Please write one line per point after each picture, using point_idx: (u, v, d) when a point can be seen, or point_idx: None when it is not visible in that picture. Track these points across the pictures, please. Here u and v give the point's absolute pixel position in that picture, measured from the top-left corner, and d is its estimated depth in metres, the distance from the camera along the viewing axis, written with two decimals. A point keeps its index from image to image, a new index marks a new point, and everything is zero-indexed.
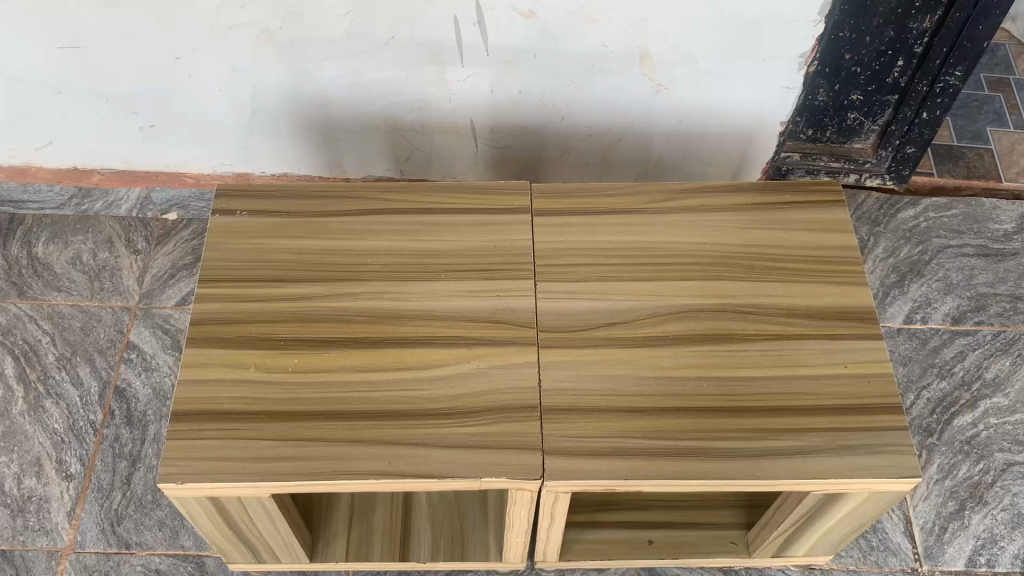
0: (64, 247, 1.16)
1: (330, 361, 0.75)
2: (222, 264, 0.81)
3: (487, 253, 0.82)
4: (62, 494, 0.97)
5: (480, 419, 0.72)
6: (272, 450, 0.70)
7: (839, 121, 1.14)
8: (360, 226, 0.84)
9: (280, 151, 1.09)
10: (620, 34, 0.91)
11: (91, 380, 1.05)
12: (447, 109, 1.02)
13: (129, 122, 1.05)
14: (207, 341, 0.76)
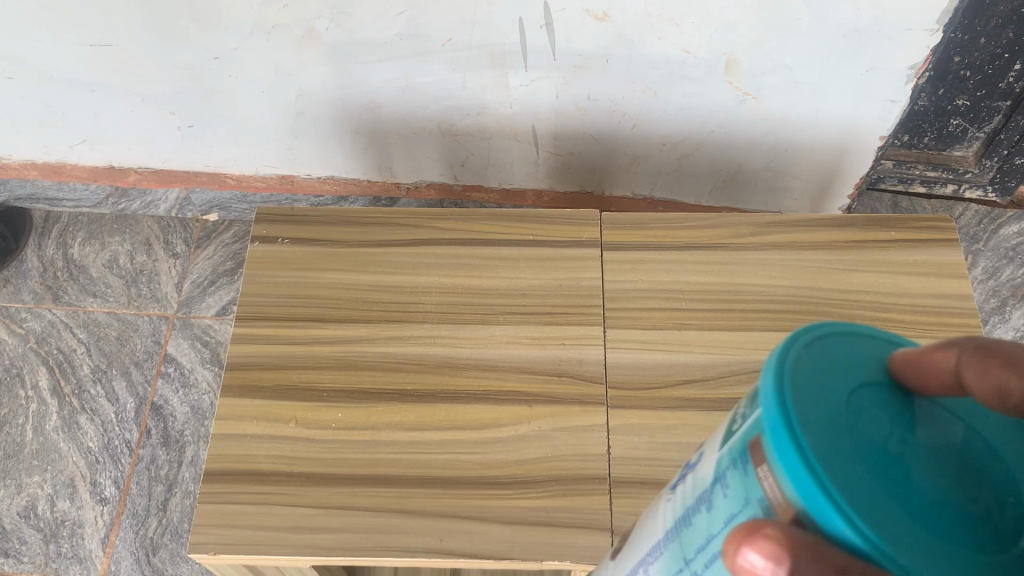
0: (101, 249, 1.11)
1: (377, 417, 0.68)
2: (261, 299, 0.74)
3: (551, 294, 0.74)
4: (96, 519, 0.93)
5: (542, 491, 0.64)
6: (312, 520, 0.63)
7: (939, 128, 1.02)
8: (412, 259, 0.76)
9: (326, 154, 1.01)
10: (705, 39, 0.80)
11: (127, 396, 1.00)
12: (508, 115, 0.93)
13: (167, 122, 0.98)
14: (245, 390, 0.69)
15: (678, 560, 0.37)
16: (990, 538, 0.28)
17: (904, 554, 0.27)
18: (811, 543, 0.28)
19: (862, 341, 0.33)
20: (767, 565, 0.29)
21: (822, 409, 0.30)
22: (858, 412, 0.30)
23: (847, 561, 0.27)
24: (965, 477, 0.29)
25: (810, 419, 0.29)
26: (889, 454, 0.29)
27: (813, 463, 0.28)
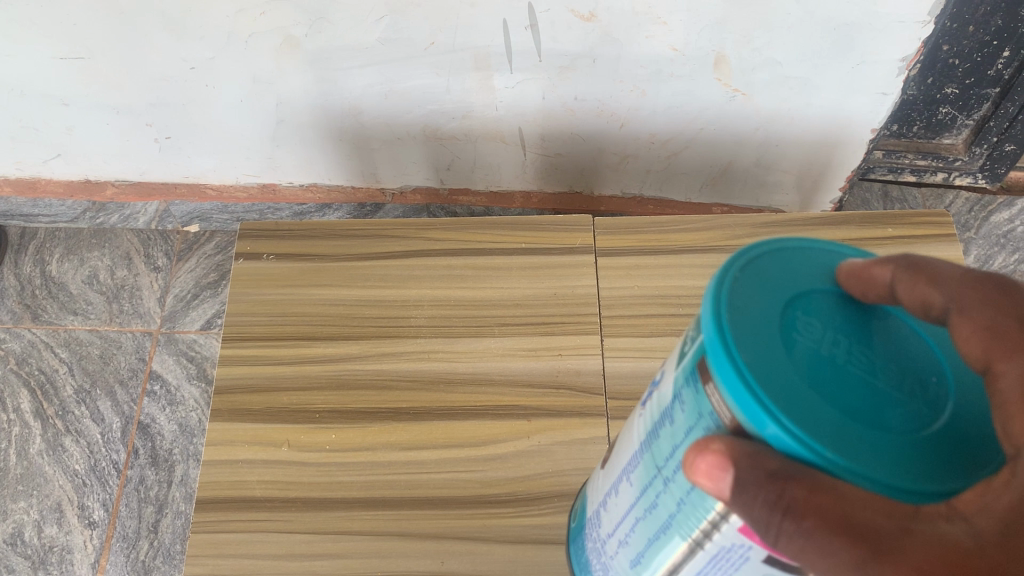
0: (80, 265, 1.08)
1: (373, 437, 0.66)
2: (248, 318, 0.72)
3: (545, 303, 0.72)
4: (86, 543, 0.90)
5: (544, 507, 0.63)
6: (310, 546, 0.62)
7: (928, 117, 0.99)
8: (401, 272, 0.74)
9: (309, 162, 0.99)
10: (693, 37, 0.79)
11: (113, 416, 0.97)
12: (493, 117, 0.91)
13: (144, 134, 0.95)
14: (235, 413, 0.67)
15: (649, 471, 0.36)
16: (920, 430, 0.29)
17: (838, 450, 0.28)
18: (755, 453, 0.29)
19: (796, 266, 0.34)
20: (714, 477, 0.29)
21: (748, 311, 0.31)
22: (785, 321, 0.31)
23: (781, 463, 0.28)
24: (893, 377, 0.30)
25: (736, 318, 0.31)
26: (815, 352, 0.30)
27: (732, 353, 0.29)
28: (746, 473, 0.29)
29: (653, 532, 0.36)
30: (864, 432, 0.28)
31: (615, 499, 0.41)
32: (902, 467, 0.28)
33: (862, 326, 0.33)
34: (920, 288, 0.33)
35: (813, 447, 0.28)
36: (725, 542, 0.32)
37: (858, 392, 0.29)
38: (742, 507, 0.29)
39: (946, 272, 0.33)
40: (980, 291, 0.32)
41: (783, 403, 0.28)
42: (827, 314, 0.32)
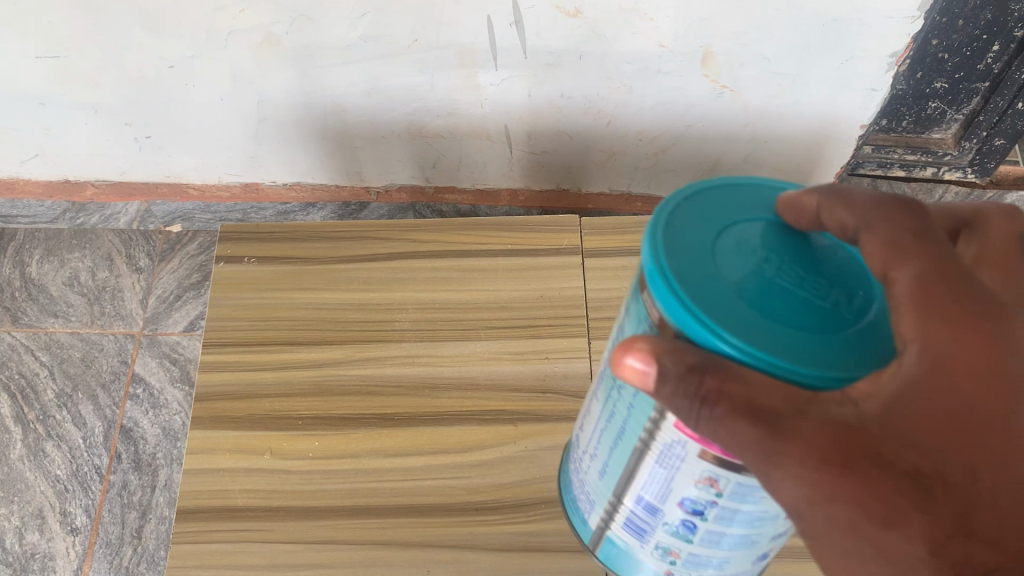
0: (60, 266, 1.06)
1: (357, 444, 0.65)
2: (229, 323, 0.71)
3: (532, 306, 0.71)
4: (68, 550, 0.89)
5: (531, 514, 0.62)
6: (292, 556, 0.60)
7: (917, 112, 0.97)
8: (385, 274, 0.73)
9: (292, 161, 0.98)
10: (680, 32, 0.77)
11: (95, 420, 0.96)
12: (479, 115, 0.90)
13: (123, 133, 0.94)
14: (216, 421, 0.66)
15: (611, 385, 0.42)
16: (829, 327, 0.33)
17: (745, 339, 0.32)
18: (680, 352, 0.33)
19: (739, 198, 0.39)
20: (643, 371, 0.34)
21: (683, 233, 0.36)
22: (714, 241, 0.36)
23: (698, 358, 0.33)
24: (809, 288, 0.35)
25: (671, 239, 0.36)
26: (741, 266, 0.35)
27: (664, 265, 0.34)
28: (668, 367, 0.33)
29: (613, 441, 0.43)
30: (780, 330, 0.33)
31: (589, 418, 0.47)
32: (807, 357, 0.32)
33: (791, 243, 0.37)
34: (839, 212, 0.36)
35: (750, 352, 0.32)
36: (667, 439, 0.38)
37: (785, 299, 0.34)
38: (666, 397, 0.34)
39: (860, 196, 0.36)
40: (893, 211, 0.35)
41: (717, 317, 0.33)
42: (755, 235, 0.37)
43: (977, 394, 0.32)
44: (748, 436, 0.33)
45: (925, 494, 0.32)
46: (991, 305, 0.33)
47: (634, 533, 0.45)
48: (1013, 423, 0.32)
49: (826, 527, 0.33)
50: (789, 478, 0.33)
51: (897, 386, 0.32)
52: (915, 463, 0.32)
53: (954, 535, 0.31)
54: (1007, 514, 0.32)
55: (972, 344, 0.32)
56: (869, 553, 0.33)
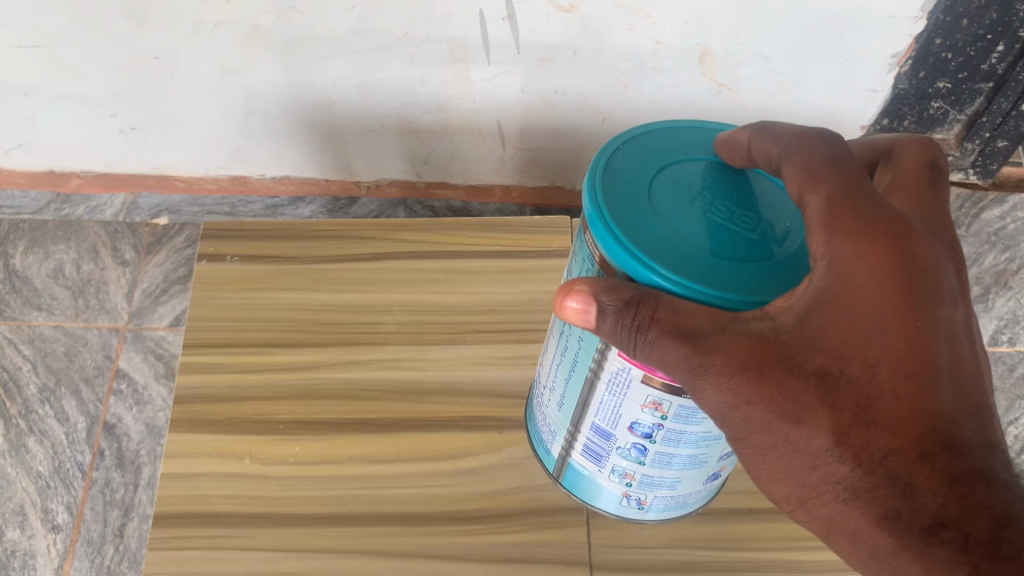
0: (44, 258, 1.05)
1: (339, 450, 0.64)
2: (210, 323, 0.69)
3: (520, 309, 0.70)
4: (49, 548, 0.87)
5: (517, 524, 0.61)
6: (271, 564, 0.59)
7: (919, 112, 0.94)
8: (371, 275, 0.72)
9: (279, 154, 0.96)
10: (678, 29, 0.75)
11: (78, 415, 0.94)
12: (471, 110, 0.88)
13: (108, 124, 0.92)
14: (194, 424, 0.64)
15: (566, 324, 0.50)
16: (747, 257, 0.41)
17: (673, 271, 0.40)
18: (617, 290, 0.41)
19: (676, 147, 0.47)
20: (584, 310, 0.41)
21: (623, 182, 0.44)
22: (649, 189, 0.44)
23: (633, 294, 0.40)
24: (732, 226, 0.43)
25: (612, 188, 0.44)
26: (671, 207, 0.43)
27: (607, 212, 0.42)
28: (607, 304, 0.41)
29: (569, 374, 0.50)
30: (704, 260, 0.41)
31: (547, 359, 0.54)
32: (726, 282, 0.40)
33: (716, 188, 0.45)
34: (764, 147, 0.44)
35: (682, 284, 0.39)
36: (615, 368, 0.46)
37: (710, 236, 0.42)
38: (608, 329, 0.41)
39: (781, 135, 0.44)
40: (808, 148, 0.42)
41: (652, 257, 0.40)
42: (683, 185, 0.45)
43: (880, 303, 0.38)
44: (678, 355, 0.39)
45: (832, 393, 0.38)
46: (894, 225, 0.39)
47: (593, 456, 0.53)
48: (915, 329, 0.38)
49: (747, 427, 0.39)
50: (715, 387, 0.39)
51: (806, 301, 0.39)
52: (824, 366, 0.38)
53: (858, 427, 0.37)
54: (909, 412, 0.37)
55: (875, 259, 0.38)
56: (784, 447, 0.39)
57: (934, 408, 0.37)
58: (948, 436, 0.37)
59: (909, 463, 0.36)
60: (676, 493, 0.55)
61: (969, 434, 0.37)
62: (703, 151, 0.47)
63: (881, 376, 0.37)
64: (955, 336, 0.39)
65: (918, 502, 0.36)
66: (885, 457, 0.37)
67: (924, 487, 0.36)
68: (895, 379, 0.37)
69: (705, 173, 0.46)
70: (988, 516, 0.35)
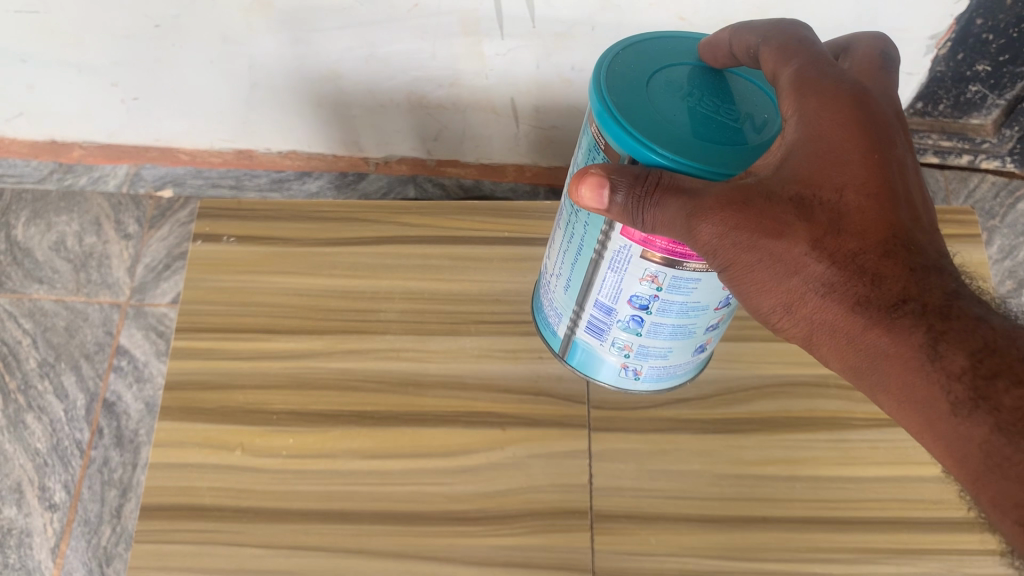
0: (47, 229, 1.02)
1: (333, 443, 0.61)
2: (204, 307, 0.66)
3: (527, 300, 0.67)
4: (46, 527, 0.86)
5: (517, 526, 0.58)
6: (259, 561, 0.56)
7: (955, 95, 0.90)
8: (373, 261, 0.69)
9: (285, 127, 0.93)
10: (703, 5, 0.71)
11: (77, 393, 0.93)
12: (484, 86, 0.84)
13: (110, 93, 0.89)
14: (185, 412, 0.62)
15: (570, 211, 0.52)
16: (737, 139, 0.44)
17: (672, 152, 0.42)
18: (625, 170, 0.42)
19: (664, 46, 0.49)
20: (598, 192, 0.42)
21: (620, 76, 0.46)
22: (644, 81, 0.46)
23: (642, 171, 0.42)
24: (721, 114, 0.45)
25: (612, 81, 0.45)
26: (665, 96, 0.45)
27: (609, 103, 0.44)
28: (618, 181, 0.42)
29: (574, 259, 0.53)
30: (699, 142, 0.43)
31: (553, 247, 0.57)
32: (721, 161, 0.42)
33: (707, 86, 0.47)
34: (743, 35, 0.47)
35: (682, 163, 0.42)
36: (616, 247, 0.48)
37: (702, 123, 0.44)
38: (619, 205, 0.42)
39: (757, 28, 0.47)
40: (784, 34, 0.46)
41: (651, 138, 0.42)
42: (679, 82, 0.47)
43: (846, 141, 0.41)
44: (675, 207, 0.41)
45: (808, 211, 0.40)
46: (859, 90, 0.44)
47: (595, 330, 0.56)
48: (876, 160, 0.41)
49: (736, 253, 0.41)
50: (710, 222, 0.40)
51: (783, 146, 0.42)
52: (799, 192, 0.40)
53: (831, 234, 0.40)
54: (874, 220, 0.40)
55: (837, 109, 0.42)
56: (770, 265, 0.40)
57: (897, 217, 0.40)
58: (908, 239, 0.39)
59: (875, 259, 0.39)
60: (669, 363, 0.58)
61: (927, 243, 0.40)
62: (691, 50, 0.49)
63: (849, 197, 0.40)
64: (912, 175, 0.43)
65: (884, 287, 0.38)
66: (854, 256, 0.39)
67: (889, 276, 0.38)
68: (861, 197, 0.40)
69: (696, 72, 0.48)
70: (943, 293, 0.38)
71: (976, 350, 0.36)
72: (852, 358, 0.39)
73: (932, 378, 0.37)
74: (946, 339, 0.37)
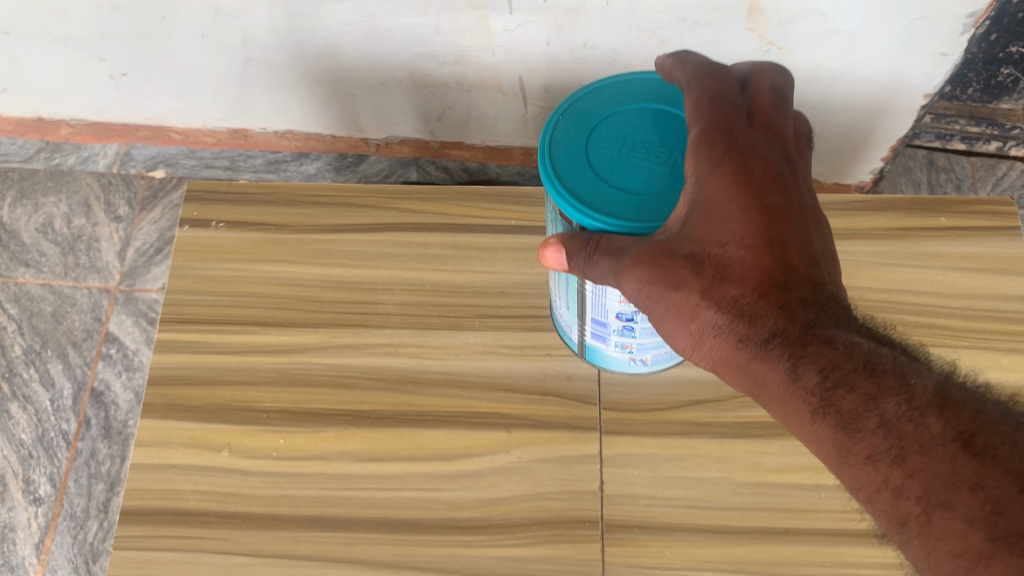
0: (33, 211, 1.00)
1: (327, 444, 0.57)
2: (192, 296, 0.62)
3: (535, 293, 0.63)
4: (30, 521, 0.84)
5: (523, 534, 0.54)
6: (246, 571, 0.53)
7: (986, 79, 0.85)
8: (371, 249, 0.65)
9: (282, 105, 0.89)
10: None
11: (64, 381, 0.91)
12: (489, 64, 0.80)
13: (97, 69, 0.85)
14: (169, 410, 0.58)
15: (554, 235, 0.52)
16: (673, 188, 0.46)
17: (610, 216, 0.44)
18: (570, 238, 0.45)
19: (606, 92, 0.50)
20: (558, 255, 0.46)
21: (561, 140, 0.48)
22: (587, 140, 0.48)
23: (584, 237, 0.45)
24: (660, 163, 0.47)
25: (555, 149, 0.47)
26: (607, 153, 0.47)
27: (553, 175, 0.46)
28: (570, 248, 0.45)
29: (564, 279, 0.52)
30: (637, 200, 0.45)
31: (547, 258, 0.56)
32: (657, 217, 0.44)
33: (650, 132, 0.48)
34: (676, 76, 0.49)
35: (620, 224, 0.44)
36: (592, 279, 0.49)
37: (641, 177, 0.46)
38: (574, 266, 0.46)
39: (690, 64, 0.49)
40: (701, 76, 0.48)
41: (590, 205, 0.45)
42: (620, 134, 0.48)
43: (728, 186, 0.44)
44: (606, 264, 0.44)
45: (700, 262, 0.43)
46: (743, 133, 0.46)
47: (593, 331, 0.55)
48: (755, 197, 0.44)
49: (647, 303, 0.44)
50: (630, 280, 0.43)
51: (687, 203, 0.44)
52: (693, 244, 0.43)
53: (717, 281, 0.43)
54: (755, 263, 0.42)
55: (728, 158, 0.44)
56: (675, 311, 0.44)
57: (769, 250, 0.43)
58: (779, 268, 0.42)
59: (753, 301, 0.42)
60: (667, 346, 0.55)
61: (803, 274, 0.43)
62: (633, 92, 0.50)
63: (733, 245, 0.43)
64: (798, 202, 0.45)
65: (757, 323, 0.42)
66: (738, 299, 0.42)
67: (764, 314, 0.42)
68: (743, 243, 0.43)
69: (638, 116, 0.49)
70: (806, 320, 0.41)
71: (826, 369, 0.39)
72: (744, 386, 0.43)
73: (793, 398, 0.40)
74: (804, 366, 0.40)
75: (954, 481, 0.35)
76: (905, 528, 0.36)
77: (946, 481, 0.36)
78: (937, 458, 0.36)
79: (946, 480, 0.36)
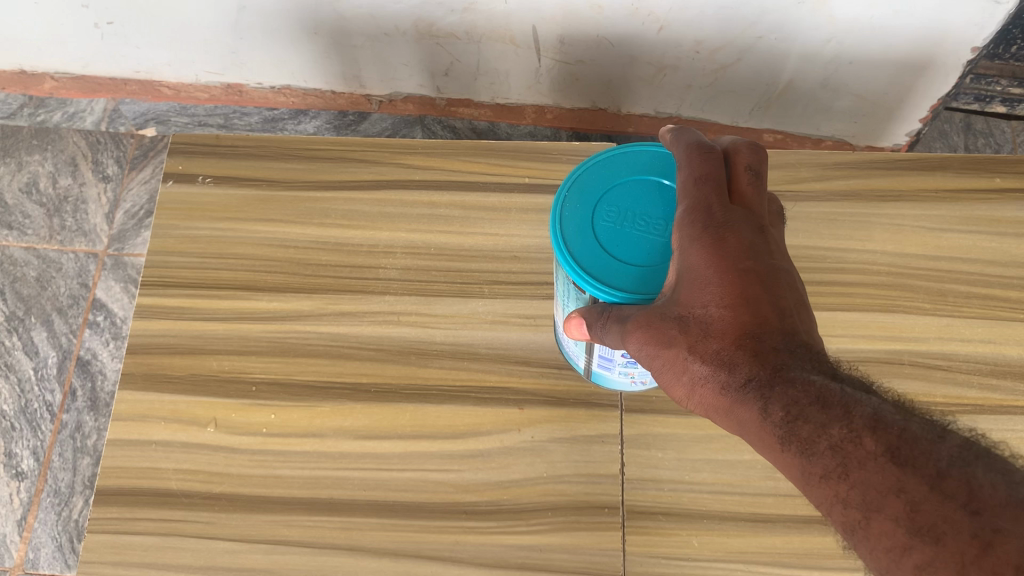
0: (18, 169, 0.95)
1: (321, 420, 0.52)
2: (177, 257, 0.58)
3: (549, 258, 0.58)
4: (12, 497, 0.81)
5: (536, 521, 0.49)
6: (232, 557, 0.48)
7: None
8: (371, 209, 0.60)
9: (278, 58, 0.83)
10: None
11: (48, 349, 0.87)
12: (500, 12, 0.73)
13: (80, 18, 0.80)
14: (151, 381, 0.53)
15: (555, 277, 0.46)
16: None
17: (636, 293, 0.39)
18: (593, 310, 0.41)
19: (614, 162, 0.44)
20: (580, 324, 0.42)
21: (571, 214, 0.42)
22: (600, 213, 0.42)
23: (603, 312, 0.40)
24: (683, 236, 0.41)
25: (566, 224, 0.42)
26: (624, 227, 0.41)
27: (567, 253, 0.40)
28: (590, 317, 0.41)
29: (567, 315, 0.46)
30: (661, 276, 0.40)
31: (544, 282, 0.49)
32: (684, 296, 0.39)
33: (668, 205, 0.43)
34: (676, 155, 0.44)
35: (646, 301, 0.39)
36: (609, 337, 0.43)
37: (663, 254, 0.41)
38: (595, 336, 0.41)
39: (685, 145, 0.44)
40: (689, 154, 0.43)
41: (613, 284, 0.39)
42: (633, 207, 0.43)
43: (708, 252, 0.39)
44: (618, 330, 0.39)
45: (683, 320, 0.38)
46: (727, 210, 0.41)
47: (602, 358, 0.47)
48: (731, 251, 0.40)
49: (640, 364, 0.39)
50: (630, 341, 0.38)
51: (674, 274, 0.39)
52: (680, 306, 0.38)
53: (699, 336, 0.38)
54: (733, 314, 0.38)
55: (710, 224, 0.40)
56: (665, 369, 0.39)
57: (741, 296, 0.38)
58: (749, 311, 0.38)
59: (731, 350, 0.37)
60: None
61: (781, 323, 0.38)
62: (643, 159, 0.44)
63: (715, 302, 0.38)
64: (772, 254, 0.41)
65: (734, 371, 0.37)
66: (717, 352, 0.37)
67: (742, 362, 0.37)
68: (722, 300, 0.38)
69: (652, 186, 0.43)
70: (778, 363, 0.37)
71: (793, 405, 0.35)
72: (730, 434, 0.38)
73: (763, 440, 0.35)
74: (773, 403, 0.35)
75: (884, 487, 0.32)
76: (855, 537, 0.32)
77: (877, 487, 0.32)
78: (882, 465, 0.32)
79: (877, 488, 0.32)
